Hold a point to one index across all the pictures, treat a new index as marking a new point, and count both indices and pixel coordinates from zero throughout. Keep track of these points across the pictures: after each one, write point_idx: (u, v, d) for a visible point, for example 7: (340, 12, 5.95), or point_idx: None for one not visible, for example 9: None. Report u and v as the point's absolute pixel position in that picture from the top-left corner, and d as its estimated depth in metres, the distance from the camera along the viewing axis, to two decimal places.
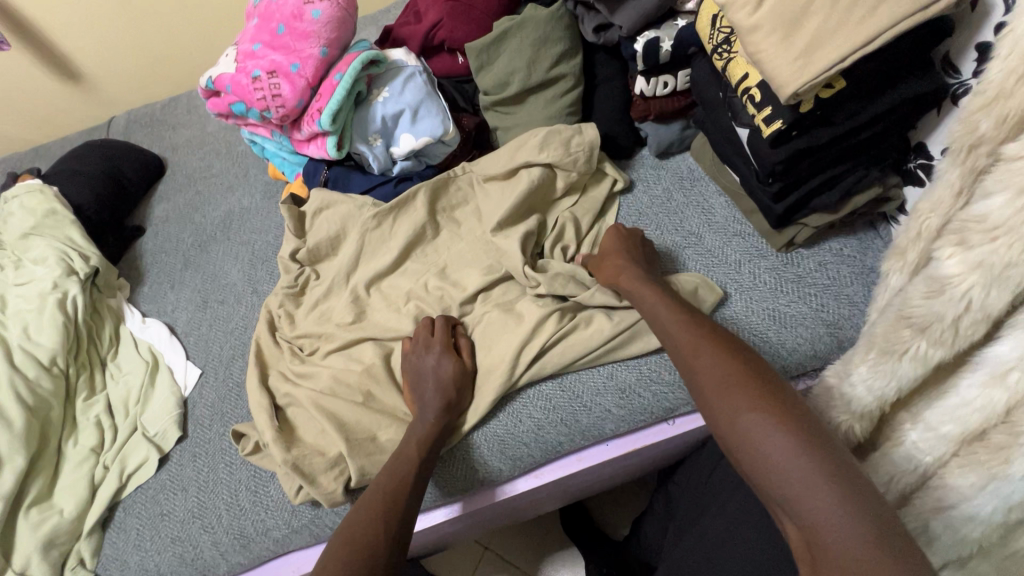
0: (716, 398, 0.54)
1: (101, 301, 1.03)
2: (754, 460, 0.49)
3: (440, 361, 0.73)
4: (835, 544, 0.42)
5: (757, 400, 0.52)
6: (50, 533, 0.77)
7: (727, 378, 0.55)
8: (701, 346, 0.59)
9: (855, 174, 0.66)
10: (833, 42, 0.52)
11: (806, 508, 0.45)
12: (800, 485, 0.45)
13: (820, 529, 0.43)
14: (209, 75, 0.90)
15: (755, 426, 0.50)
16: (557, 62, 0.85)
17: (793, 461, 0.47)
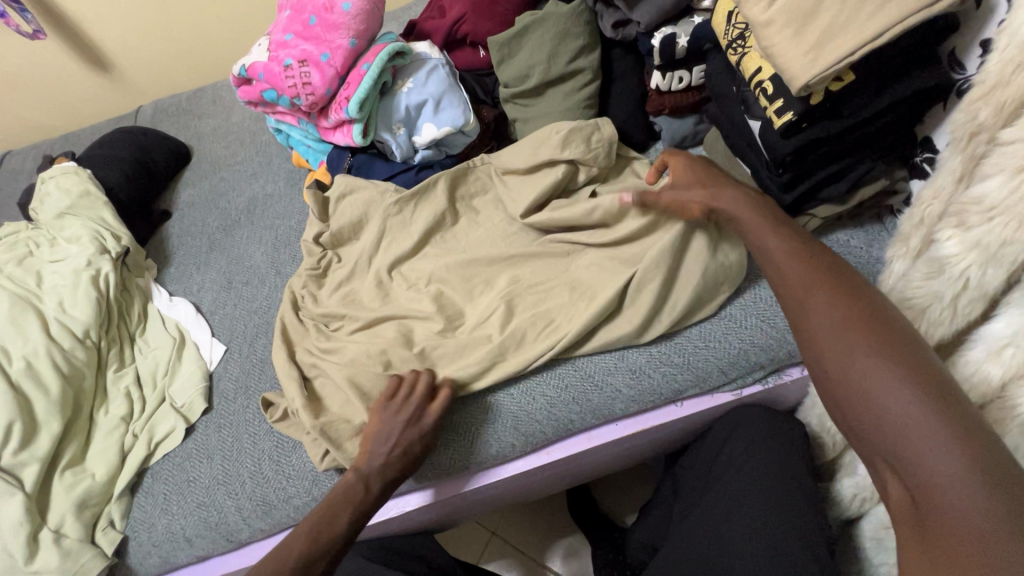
0: (830, 334, 0.52)
1: (130, 279, 1.07)
2: (869, 411, 0.47)
3: (413, 431, 0.71)
4: (940, 488, 0.41)
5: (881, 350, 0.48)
6: (83, 494, 0.81)
7: (844, 317, 0.52)
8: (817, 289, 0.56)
9: (861, 167, 0.68)
10: (844, 36, 0.55)
11: (919, 464, 0.42)
12: (920, 439, 0.43)
13: (931, 485, 0.41)
14: (242, 63, 0.94)
15: (872, 365, 0.48)
16: (576, 56, 0.88)
17: (916, 415, 0.44)
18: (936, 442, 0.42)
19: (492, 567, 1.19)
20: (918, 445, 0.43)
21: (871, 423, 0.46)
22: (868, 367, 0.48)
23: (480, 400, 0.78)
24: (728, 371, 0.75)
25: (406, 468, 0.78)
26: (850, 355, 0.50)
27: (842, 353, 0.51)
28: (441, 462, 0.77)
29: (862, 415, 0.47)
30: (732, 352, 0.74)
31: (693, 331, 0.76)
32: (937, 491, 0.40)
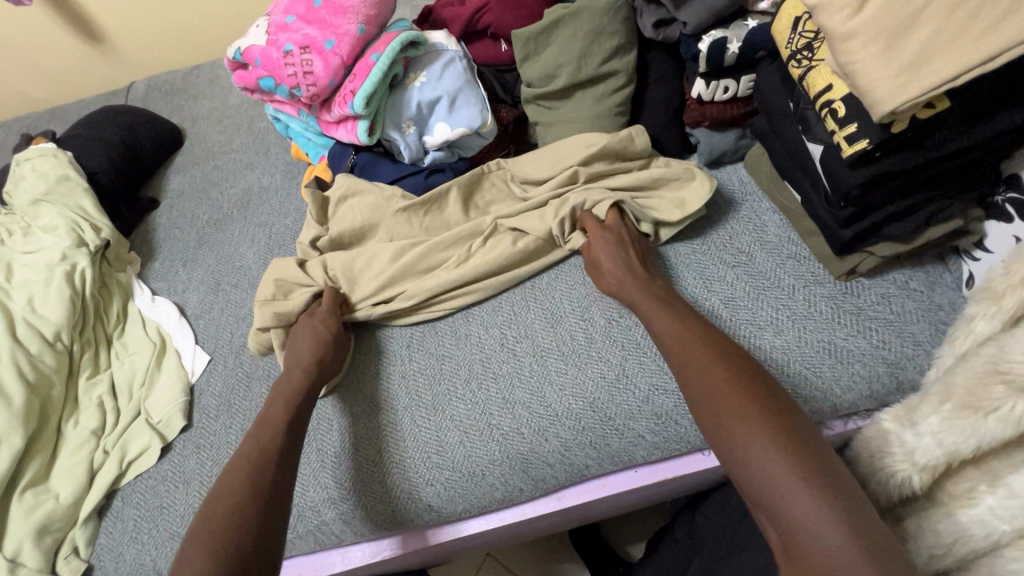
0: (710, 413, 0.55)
1: (110, 275, 0.99)
2: (751, 475, 0.50)
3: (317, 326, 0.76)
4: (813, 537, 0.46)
5: (749, 403, 0.53)
6: (45, 519, 0.73)
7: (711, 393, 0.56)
8: (697, 349, 0.60)
9: (935, 204, 0.61)
10: (946, 57, 0.47)
11: (790, 515, 0.47)
12: (794, 495, 0.48)
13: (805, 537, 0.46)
14: (238, 46, 0.85)
15: (739, 428, 0.52)
16: (611, 57, 0.79)
17: (783, 467, 0.49)
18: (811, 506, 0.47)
19: None
20: (793, 507, 0.47)
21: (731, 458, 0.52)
22: (724, 408, 0.54)
23: (486, 431, 0.71)
24: None
25: (398, 512, 0.70)
26: (724, 415, 0.54)
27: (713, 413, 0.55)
28: (442, 506, 0.70)
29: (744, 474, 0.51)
30: None
31: None
32: (817, 545, 0.45)
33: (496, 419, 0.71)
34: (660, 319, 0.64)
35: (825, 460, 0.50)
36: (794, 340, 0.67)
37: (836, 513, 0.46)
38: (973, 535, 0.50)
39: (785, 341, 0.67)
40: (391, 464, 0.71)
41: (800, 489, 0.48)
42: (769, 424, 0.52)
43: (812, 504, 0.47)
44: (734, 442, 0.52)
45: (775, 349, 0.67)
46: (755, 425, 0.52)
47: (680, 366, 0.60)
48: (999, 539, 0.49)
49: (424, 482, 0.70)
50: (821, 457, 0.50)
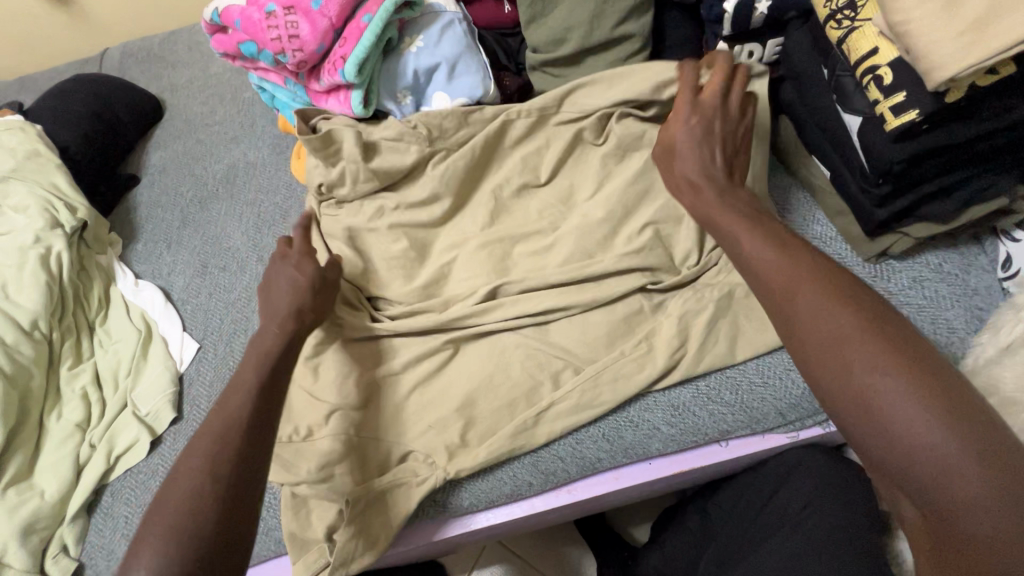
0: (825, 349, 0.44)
1: (89, 258, 0.93)
2: (906, 460, 0.39)
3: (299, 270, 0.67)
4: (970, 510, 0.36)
5: (885, 355, 0.41)
6: (30, 518, 0.70)
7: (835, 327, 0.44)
8: (803, 286, 0.46)
9: (980, 182, 0.56)
10: (1016, 17, 0.41)
11: (944, 496, 0.37)
12: (951, 467, 0.37)
13: (951, 508, 0.37)
14: (216, 6, 0.77)
15: (862, 361, 0.42)
16: (625, 18, 0.72)
17: (938, 435, 0.38)
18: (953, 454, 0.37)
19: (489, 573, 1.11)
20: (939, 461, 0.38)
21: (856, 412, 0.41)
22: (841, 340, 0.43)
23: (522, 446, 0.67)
24: (787, 413, 0.65)
25: (413, 515, 0.67)
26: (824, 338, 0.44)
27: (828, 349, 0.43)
28: (447, 500, 0.67)
29: (881, 448, 0.40)
30: (794, 393, 0.64)
31: (749, 364, 0.65)
32: (927, 452, 0.38)
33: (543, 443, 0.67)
34: (753, 240, 0.51)
35: (982, 413, 0.39)
36: None
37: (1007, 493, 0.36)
38: None
39: None
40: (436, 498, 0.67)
41: (959, 459, 0.37)
42: (900, 362, 0.41)
43: (978, 481, 0.36)
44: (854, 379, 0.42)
45: None
46: (894, 378, 0.40)
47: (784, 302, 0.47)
48: None
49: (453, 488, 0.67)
50: (980, 418, 0.39)
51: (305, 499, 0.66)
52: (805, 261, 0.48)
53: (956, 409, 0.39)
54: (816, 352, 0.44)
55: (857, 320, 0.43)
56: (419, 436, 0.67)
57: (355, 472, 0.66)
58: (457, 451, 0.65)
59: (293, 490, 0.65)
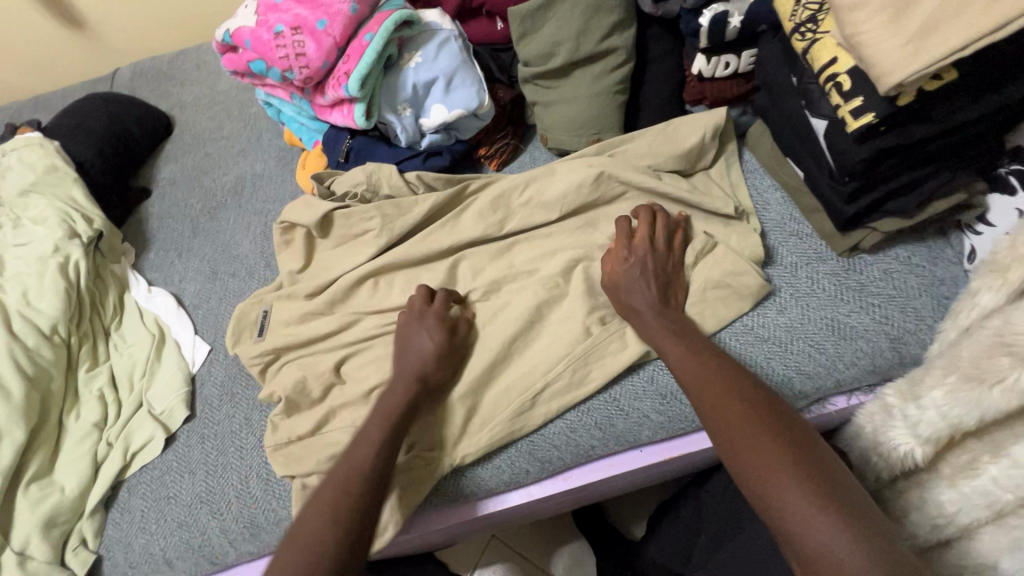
0: (717, 414, 0.54)
1: (104, 266, 0.97)
2: (769, 502, 0.47)
3: (430, 335, 0.71)
4: (818, 547, 0.44)
5: (763, 433, 0.51)
6: (51, 512, 0.73)
7: (733, 397, 0.55)
8: (715, 383, 0.57)
9: (939, 177, 0.60)
10: (955, 27, 0.46)
11: (806, 546, 0.44)
12: (801, 511, 0.45)
13: (813, 553, 0.44)
14: (227, 28, 0.82)
15: (744, 426, 0.52)
16: (610, 33, 0.77)
17: (801, 498, 0.46)
18: (803, 501, 0.46)
19: (492, 571, 1.14)
20: (792, 505, 0.46)
21: (737, 463, 0.51)
22: (727, 406, 0.54)
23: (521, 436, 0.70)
24: None
25: (422, 501, 0.70)
26: (717, 402, 0.55)
27: (715, 411, 0.55)
28: (450, 488, 0.71)
29: (766, 510, 0.48)
30: None
31: None
32: (782, 496, 0.47)
33: (541, 433, 0.70)
34: (676, 350, 0.62)
35: (844, 484, 0.47)
36: (796, 317, 0.67)
37: (850, 531, 0.43)
38: (975, 503, 0.51)
39: (787, 319, 0.68)
40: (440, 488, 0.71)
41: (820, 522, 0.44)
42: (775, 434, 0.50)
43: (830, 530, 0.44)
44: (733, 433, 0.52)
45: (780, 328, 0.67)
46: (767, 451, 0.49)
47: (693, 384, 0.58)
48: (1003, 506, 0.50)
49: (457, 476, 0.71)
50: (843, 487, 0.47)
51: None
52: (717, 363, 0.59)
53: (819, 477, 0.47)
54: (711, 419, 0.55)
55: (746, 405, 0.54)
56: (421, 425, 0.70)
57: None
58: (458, 441, 0.69)
59: (305, 481, 0.71)
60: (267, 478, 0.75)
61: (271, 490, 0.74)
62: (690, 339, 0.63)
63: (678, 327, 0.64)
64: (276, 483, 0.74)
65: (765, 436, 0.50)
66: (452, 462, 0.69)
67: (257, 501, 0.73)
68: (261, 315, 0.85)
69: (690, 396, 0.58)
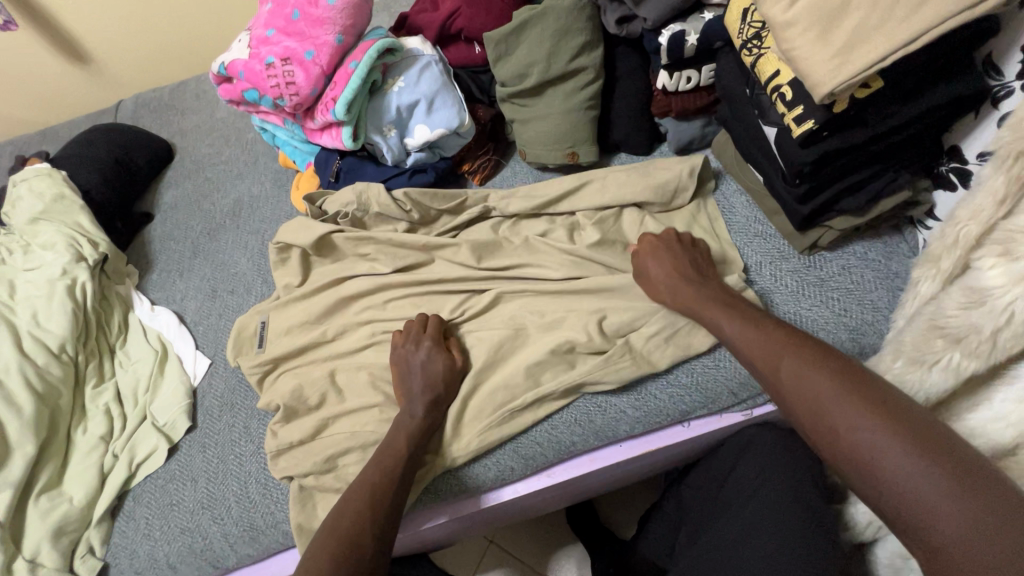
0: (804, 397, 0.53)
1: (110, 288, 1.02)
2: (876, 486, 0.45)
3: (431, 356, 0.75)
4: (945, 534, 0.40)
5: (826, 381, 0.52)
6: (60, 521, 0.77)
7: (819, 377, 0.53)
8: (789, 357, 0.56)
9: (884, 177, 0.65)
10: (874, 40, 0.50)
11: (931, 533, 0.41)
12: (918, 494, 0.42)
13: (937, 539, 0.41)
14: (222, 60, 0.88)
15: (836, 407, 0.50)
16: (579, 53, 0.82)
17: (917, 480, 0.43)
18: (916, 483, 0.43)
19: None
20: (905, 489, 0.43)
21: (835, 450, 0.49)
22: (815, 386, 0.52)
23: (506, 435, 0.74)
24: (739, 391, 0.72)
25: (413, 500, 0.74)
26: (801, 383, 0.53)
27: (800, 394, 0.53)
28: (439, 487, 0.74)
29: (875, 495, 0.45)
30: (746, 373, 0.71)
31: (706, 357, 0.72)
32: (894, 480, 0.44)
33: (525, 432, 0.74)
34: (731, 321, 0.63)
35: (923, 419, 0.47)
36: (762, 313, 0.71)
37: (983, 516, 0.40)
38: None
39: None
40: (430, 488, 0.74)
41: (946, 507, 0.41)
42: (875, 412, 0.48)
43: (956, 515, 0.40)
44: (825, 416, 0.50)
45: None
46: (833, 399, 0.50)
47: (771, 365, 0.57)
48: None
49: (445, 475, 0.74)
50: (923, 422, 0.46)
51: (311, 493, 0.74)
52: (774, 326, 0.60)
53: (893, 415, 0.47)
54: (797, 402, 0.53)
55: (836, 383, 0.51)
56: None
57: (355, 463, 0.73)
58: (445, 441, 0.73)
59: (301, 483, 0.74)
60: (265, 483, 0.78)
61: (268, 495, 0.77)
62: (740, 308, 0.65)
63: (729, 299, 0.67)
64: (274, 488, 0.78)
65: (864, 415, 0.48)
66: (440, 462, 0.72)
67: (256, 505, 0.77)
68: (260, 326, 0.89)
69: (766, 378, 0.57)
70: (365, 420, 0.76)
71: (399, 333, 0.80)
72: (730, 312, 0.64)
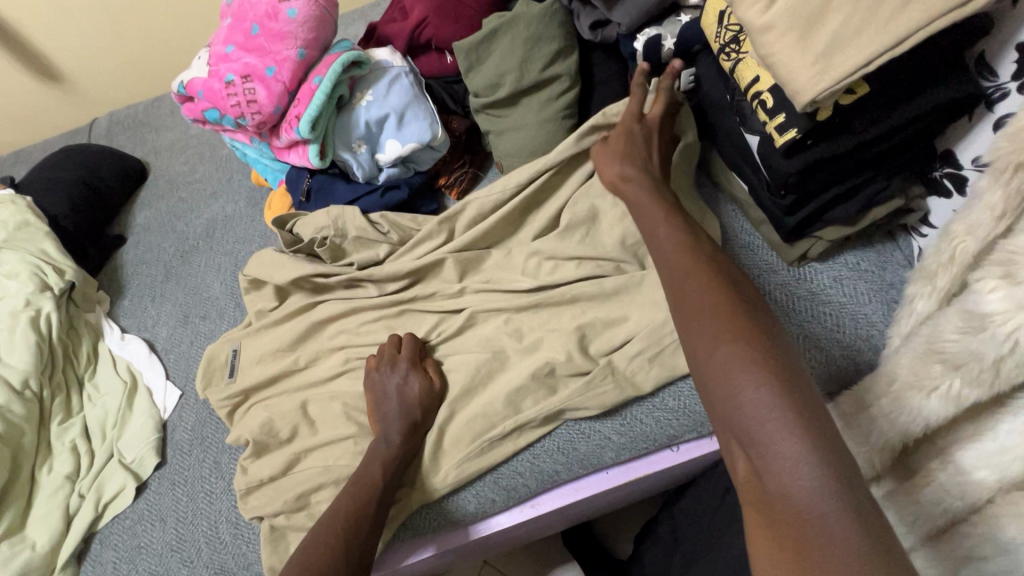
0: (683, 310, 0.48)
1: (78, 317, 0.99)
2: (726, 404, 0.42)
3: (407, 379, 0.71)
4: (776, 465, 0.38)
5: (730, 329, 0.44)
6: (21, 569, 0.73)
7: (707, 293, 0.47)
8: (682, 266, 0.51)
9: (875, 186, 0.61)
10: (857, 43, 0.47)
11: (762, 458, 0.39)
12: (761, 419, 0.39)
13: (773, 471, 0.38)
14: (182, 79, 0.84)
15: (710, 321, 0.45)
16: (552, 61, 0.79)
17: (767, 404, 0.39)
18: (760, 407, 0.40)
19: None
20: (747, 412, 0.40)
21: (697, 364, 0.45)
22: (699, 295, 0.48)
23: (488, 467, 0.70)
24: None
25: (391, 538, 0.70)
26: (686, 294, 0.49)
27: (682, 302, 0.48)
28: (417, 523, 0.70)
29: (723, 412, 0.42)
30: None
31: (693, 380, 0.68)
32: (740, 401, 0.41)
33: (506, 462, 0.70)
34: (665, 230, 0.56)
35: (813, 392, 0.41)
36: None
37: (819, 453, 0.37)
38: (929, 513, 0.50)
39: None
40: (407, 524, 0.70)
41: (788, 441, 0.38)
42: (743, 332, 0.44)
43: (793, 444, 0.38)
44: (703, 324, 0.46)
45: None
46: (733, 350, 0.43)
47: (671, 272, 0.52)
48: (956, 515, 0.49)
49: (424, 511, 0.70)
50: (806, 387, 0.41)
51: (284, 533, 0.70)
52: (697, 252, 0.52)
53: (789, 378, 0.41)
54: (680, 314, 0.48)
55: (717, 298, 0.47)
56: None
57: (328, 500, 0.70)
58: (422, 474, 0.69)
59: (272, 522, 0.70)
60: (236, 522, 0.75)
61: (239, 535, 0.74)
62: (676, 215, 0.58)
63: (670, 202, 0.60)
64: (246, 527, 0.74)
65: (735, 337, 0.43)
66: (418, 497, 0.69)
67: (227, 547, 0.73)
68: (231, 354, 0.85)
69: (664, 279, 0.52)
70: (339, 453, 0.72)
71: (374, 357, 0.76)
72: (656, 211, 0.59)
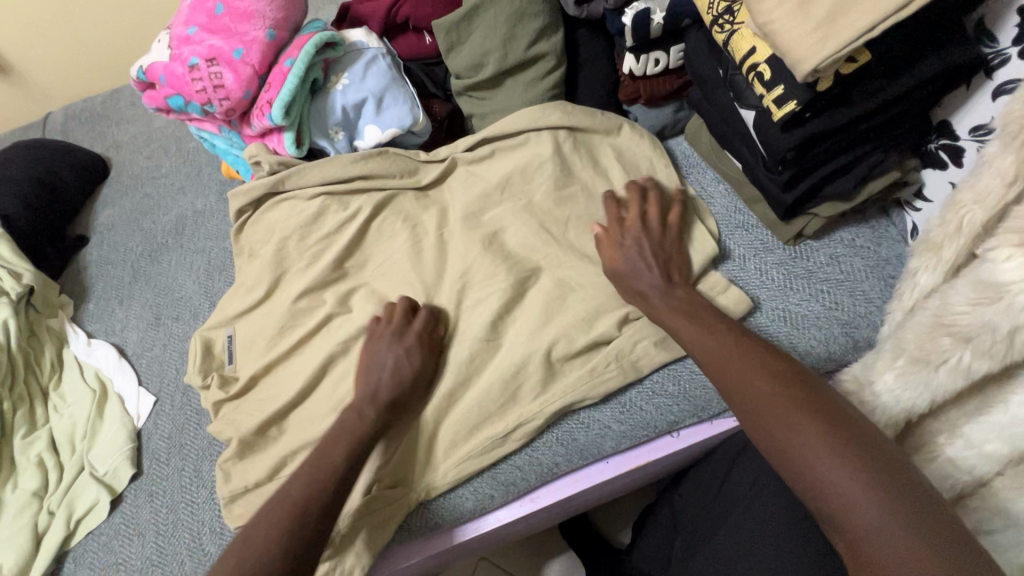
0: (742, 399, 0.51)
1: (39, 322, 0.92)
2: (809, 482, 0.45)
3: None
4: (867, 535, 0.41)
5: (799, 412, 0.48)
6: None
7: (767, 384, 0.51)
8: (734, 361, 0.54)
9: (873, 159, 0.60)
10: (860, 8, 0.45)
11: (854, 529, 0.42)
12: (847, 495, 0.42)
13: (857, 532, 0.41)
14: (141, 64, 0.79)
15: (779, 407, 0.48)
16: (537, 39, 0.75)
17: (848, 479, 0.43)
18: (848, 480, 0.43)
19: None
20: (831, 491, 0.43)
21: (774, 448, 0.47)
22: (755, 385, 0.51)
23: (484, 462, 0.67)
24: None
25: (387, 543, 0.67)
26: (743, 381, 0.52)
27: (743, 395, 0.52)
28: (413, 524, 0.67)
29: (808, 493, 0.45)
30: None
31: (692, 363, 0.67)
32: (831, 484, 0.43)
33: (505, 457, 0.68)
34: (689, 331, 0.59)
35: (893, 460, 0.44)
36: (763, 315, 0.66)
37: (902, 516, 0.41)
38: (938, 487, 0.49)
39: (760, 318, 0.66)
40: (402, 526, 0.67)
41: (871, 505, 0.41)
42: (813, 414, 0.47)
43: (878, 511, 0.41)
44: (767, 421, 0.49)
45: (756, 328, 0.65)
46: (804, 427, 0.46)
47: (718, 370, 0.55)
48: (963, 487, 0.49)
49: (420, 511, 0.67)
50: (882, 451, 0.45)
51: None
52: (736, 342, 0.56)
53: (865, 451, 0.44)
54: (742, 410, 0.51)
55: (779, 385, 0.50)
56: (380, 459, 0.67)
57: None
58: (418, 471, 0.66)
59: None
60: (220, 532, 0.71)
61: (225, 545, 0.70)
62: (699, 315, 0.60)
63: (690, 303, 0.62)
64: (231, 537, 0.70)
65: (817, 425, 0.46)
66: (416, 495, 0.66)
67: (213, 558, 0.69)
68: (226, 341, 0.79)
69: (714, 375, 0.55)
70: None
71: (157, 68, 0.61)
72: (681, 320, 0.60)
